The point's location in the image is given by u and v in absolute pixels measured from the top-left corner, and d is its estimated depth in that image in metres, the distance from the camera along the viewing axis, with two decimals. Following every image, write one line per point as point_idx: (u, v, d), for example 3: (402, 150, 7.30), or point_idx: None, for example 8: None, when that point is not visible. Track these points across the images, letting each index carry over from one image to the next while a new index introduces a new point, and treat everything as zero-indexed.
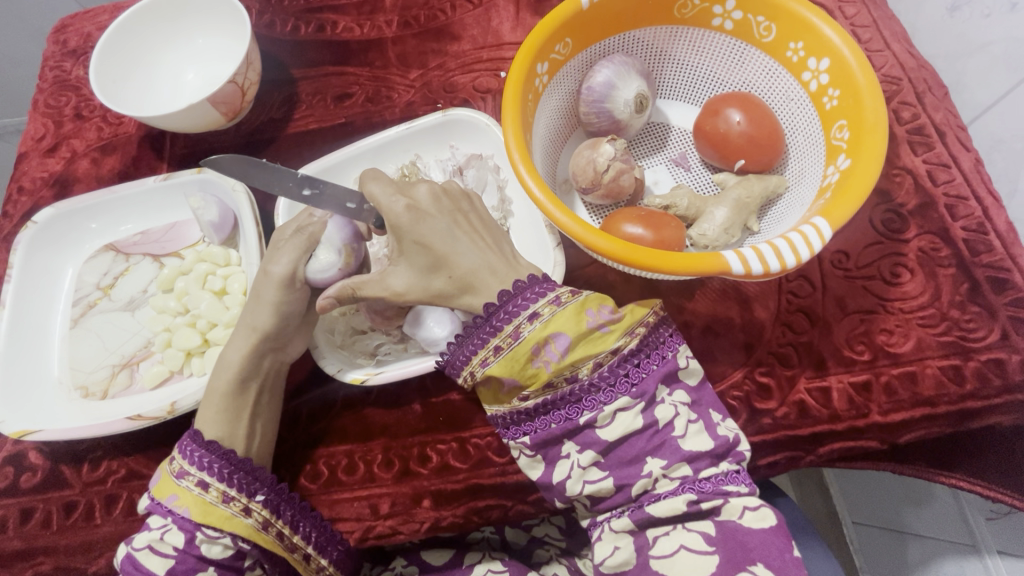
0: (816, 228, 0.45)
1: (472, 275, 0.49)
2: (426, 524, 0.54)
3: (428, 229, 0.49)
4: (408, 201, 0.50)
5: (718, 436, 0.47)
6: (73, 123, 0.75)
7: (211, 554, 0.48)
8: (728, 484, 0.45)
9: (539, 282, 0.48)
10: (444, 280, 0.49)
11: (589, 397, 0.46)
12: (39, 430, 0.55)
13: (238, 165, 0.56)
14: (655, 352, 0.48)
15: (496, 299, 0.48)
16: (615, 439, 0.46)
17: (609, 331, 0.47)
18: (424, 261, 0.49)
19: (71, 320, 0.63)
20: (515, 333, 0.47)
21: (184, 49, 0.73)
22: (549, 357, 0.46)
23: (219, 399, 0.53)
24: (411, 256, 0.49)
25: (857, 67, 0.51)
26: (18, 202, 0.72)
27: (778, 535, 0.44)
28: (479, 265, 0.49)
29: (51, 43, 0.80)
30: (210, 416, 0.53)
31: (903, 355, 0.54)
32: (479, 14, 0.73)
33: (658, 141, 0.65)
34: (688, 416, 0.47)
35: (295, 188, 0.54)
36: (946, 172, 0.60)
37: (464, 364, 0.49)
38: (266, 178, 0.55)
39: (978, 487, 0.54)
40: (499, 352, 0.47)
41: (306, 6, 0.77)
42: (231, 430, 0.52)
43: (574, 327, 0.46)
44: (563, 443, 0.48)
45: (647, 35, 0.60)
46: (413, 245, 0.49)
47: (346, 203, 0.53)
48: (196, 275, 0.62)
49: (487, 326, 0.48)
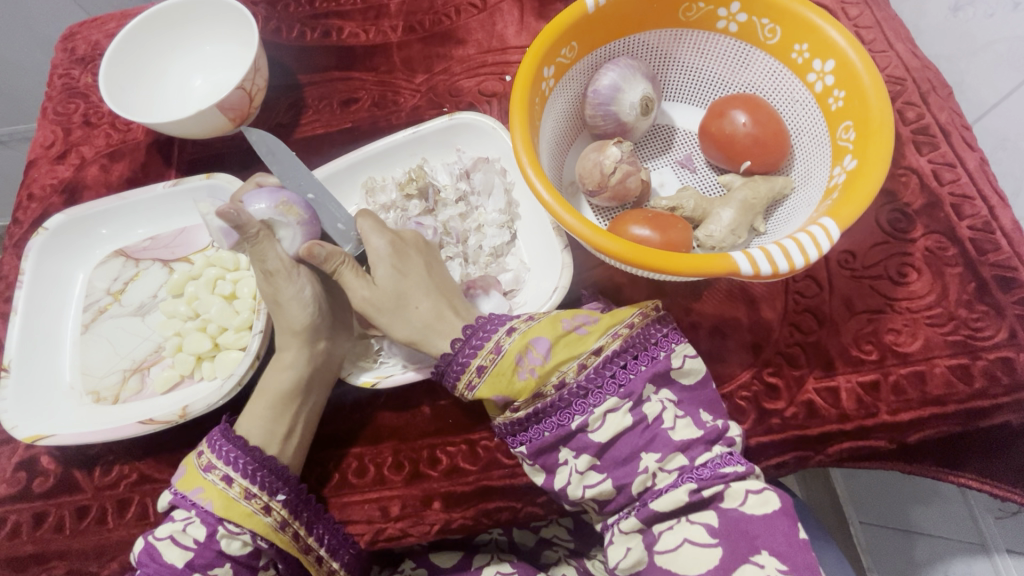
0: (823, 228, 0.45)
1: (430, 316, 0.53)
2: (436, 525, 0.54)
3: (405, 263, 0.54)
4: (392, 238, 0.55)
5: (705, 425, 0.48)
6: (82, 130, 0.75)
7: (230, 550, 0.48)
8: (726, 467, 0.46)
9: (492, 319, 0.51)
10: (405, 312, 0.53)
11: (578, 401, 0.47)
12: (52, 435, 0.56)
13: (276, 151, 0.61)
14: (642, 353, 0.49)
15: (467, 325, 0.51)
16: (607, 440, 0.46)
17: (587, 333, 0.48)
18: (394, 290, 0.54)
19: (82, 325, 0.64)
20: (497, 348, 0.48)
21: (191, 56, 0.74)
22: (532, 363, 0.47)
23: (270, 397, 0.54)
24: (385, 281, 0.54)
25: (862, 68, 0.51)
26: (28, 209, 0.73)
27: (783, 519, 0.44)
28: (438, 306, 0.53)
29: (60, 51, 0.81)
30: (254, 415, 0.54)
31: (911, 355, 0.54)
32: (484, 18, 0.74)
33: (664, 143, 0.65)
34: (676, 411, 0.48)
35: (303, 187, 0.58)
36: (952, 171, 0.60)
37: (455, 380, 0.50)
38: (289, 165, 0.60)
39: (985, 485, 0.54)
40: (483, 371, 0.49)
41: (312, 12, 0.78)
42: (273, 426, 0.53)
43: (550, 331, 0.48)
44: (559, 450, 0.48)
45: (652, 38, 0.61)
46: (388, 272, 0.54)
47: (338, 223, 0.58)
48: (206, 280, 0.62)
49: (467, 347, 0.50)
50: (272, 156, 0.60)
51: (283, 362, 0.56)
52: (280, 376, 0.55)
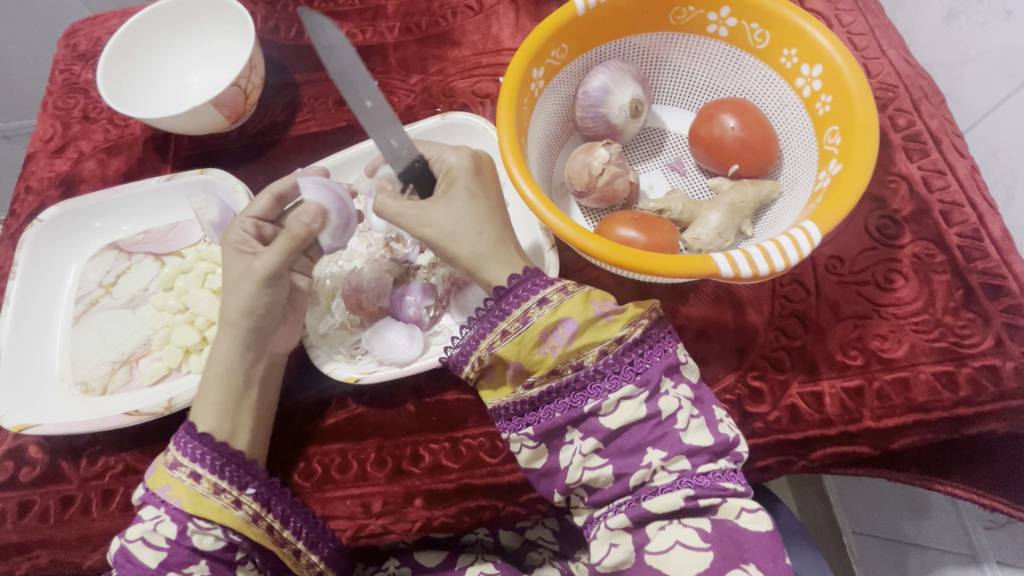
0: (805, 232, 0.45)
1: (501, 245, 0.51)
2: (417, 523, 0.55)
3: (480, 182, 0.52)
4: (470, 153, 0.53)
5: (718, 434, 0.47)
6: (80, 125, 0.76)
7: (202, 546, 0.48)
8: (726, 481, 0.46)
9: (528, 281, 0.49)
10: (474, 235, 0.50)
11: (595, 385, 0.47)
12: (38, 424, 0.56)
13: (335, 45, 0.51)
14: (657, 345, 0.48)
15: (506, 283, 0.49)
16: (618, 427, 0.46)
17: (614, 320, 0.48)
18: (465, 208, 0.50)
19: (73, 317, 0.64)
20: (525, 318, 0.47)
21: (190, 53, 0.74)
22: (556, 342, 0.47)
23: (213, 392, 0.54)
24: (455, 198, 0.50)
25: (848, 73, 0.51)
26: (25, 201, 0.74)
27: (772, 541, 0.45)
28: (502, 240, 0.51)
29: (62, 47, 0.82)
30: (205, 408, 0.53)
31: (896, 361, 0.54)
32: (480, 20, 0.75)
33: (654, 146, 0.65)
34: (691, 411, 0.47)
35: (360, 96, 0.50)
36: (942, 179, 0.60)
37: (472, 351, 0.50)
38: (341, 71, 0.51)
39: (975, 495, 0.54)
40: (506, 335, 0.48)
41: (310, 12, 0.79)
42: (224, 423, 0.53)
43: (581, 314, 0.47)
44: (567, 432, 0.48)
45: (644, 42, 0.61)
46: (462, 189, 0.51)
47: (392, 142, 0.51)
48: (196, 274, 0.62)
49: (496, 310, 0.49)
50: (331, 52, 0.51)
51: (221, 356, 0.54)
52: (221, 372, 0.54)
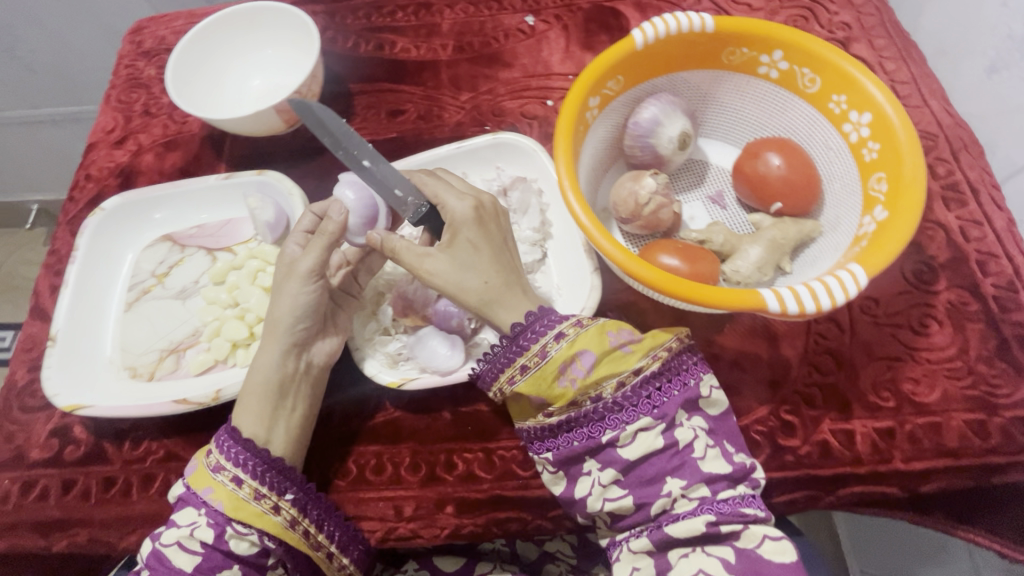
0: (852, 274, 0.47)
1: (505, 292, 0.52)
2: (447, 530, 0.56)
3: (482, 232, 0.53)
4: (474, 202, 0.53)
5: (735, 462, 0.48)
6: (141, 119, 0.80)
7: (238, 551, 0.50)
8: (746, 508, 0.47)
9: (542, 317, 0.50)
10: (478, 286, 0.52)
11: (612, 415, 0.48)
12: (89, 406, 0.58)
13: (325, 120, 0.59)
14: (676, 377, 0.49)
15: (520, 321, 0.51)
16: (636, 458, 0.47)
17: (631, 351, 0.49)
18: (466, 260, 0.52)
19: (126, 304, 0.67)
20: (542, 352, 0.49)
21: (253, 59, 0.77)
22: (575, 374, 0.48)
23: (252, 395, 0.55)
24: (458, 250, 0.52)
25: (897, 123, 0.53)
26: (84, 188, 0.77)
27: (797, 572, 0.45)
28: (506, 286, 0.52)
29: (128, 43, 0.86)
30: (247, 413, 0.55)
31: (929, 406, 0.55)
32: (531, 44, 0.77)
33: (696, 178, 0.67)
34: (707, 441, 0.49)
35: (357, 155, 0.57)
36: (979, 229, 0.61)
37: (494, 381, 0.52)
38: (332, 135, 0.58)
39: (996, 544, 0.54)
40: (526, 370, 0.49)
41: (368, 25, 0.82)
42: (262, 426, 0.54)
43: (597, 346, 0.48)
44: (585, 461, 0.49)
45: (694, 78, 0.63)
46: (464, 241, 0.52)
47: (395, 191, 0.55)
48: (248, 271, 0.65)
49: (515, 345, 0.50)
50: (321, 122, 0.59)
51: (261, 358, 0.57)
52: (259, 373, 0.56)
